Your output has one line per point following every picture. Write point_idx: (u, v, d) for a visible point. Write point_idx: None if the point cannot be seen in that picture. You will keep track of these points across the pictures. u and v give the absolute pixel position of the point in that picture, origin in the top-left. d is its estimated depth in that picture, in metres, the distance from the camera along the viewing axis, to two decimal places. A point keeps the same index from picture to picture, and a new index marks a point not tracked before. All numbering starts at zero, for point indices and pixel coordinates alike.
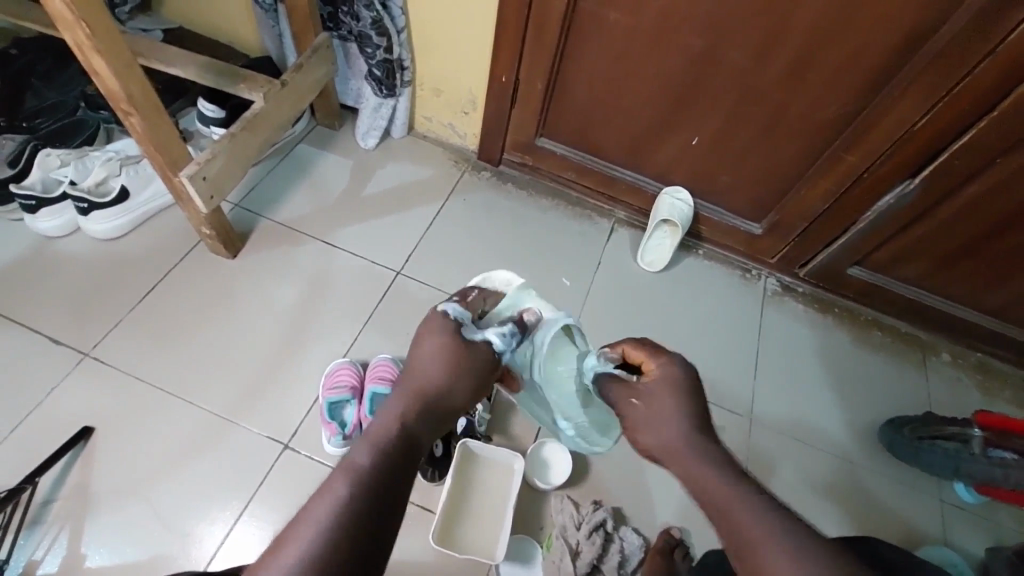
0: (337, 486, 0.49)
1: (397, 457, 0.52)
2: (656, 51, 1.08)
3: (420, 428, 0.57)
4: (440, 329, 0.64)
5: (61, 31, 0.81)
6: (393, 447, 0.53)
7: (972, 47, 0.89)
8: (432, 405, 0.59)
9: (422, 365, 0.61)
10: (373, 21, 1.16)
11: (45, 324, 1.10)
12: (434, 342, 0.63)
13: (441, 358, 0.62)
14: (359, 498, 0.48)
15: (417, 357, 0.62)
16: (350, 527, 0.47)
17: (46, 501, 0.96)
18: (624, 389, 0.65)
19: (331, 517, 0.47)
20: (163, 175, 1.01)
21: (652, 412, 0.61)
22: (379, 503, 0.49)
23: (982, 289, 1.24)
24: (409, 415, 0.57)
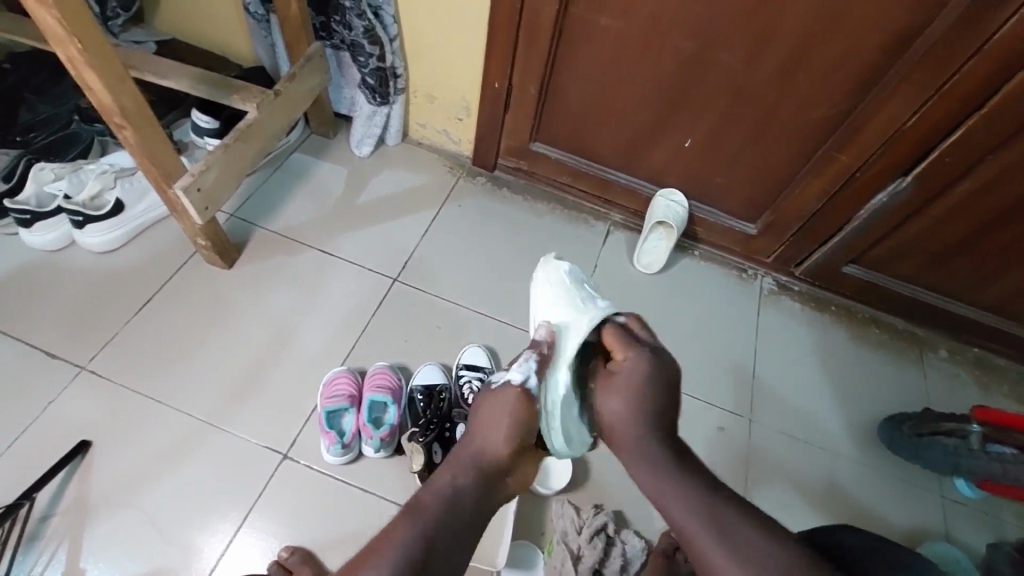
0: (402, 525, 0.60)
1: (453, 521, 0.61)
2: (647, 54, 1.09)
3: (477, 497, 0.65)
4: (512, 396, 0.68)
5: (52, 46, 0.81)
6: (455, 505, 0.63)
7: (959, 45, 0.89)
8: (490, 477, 0.67)
9: (488, 436, 0.68)
10: (365, 29, 1.16)
11: (41, 338, 1.10)
12: (506, 410, 0.68)
13: (507, 432, 0.67)
14: (423, 535, 0.59)
15: (483, 421, 0.69)
16: (415, 562, 0.57)
17: (44, 516, 0.96)
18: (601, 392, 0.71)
19: (399, 553, 0.57)
20: (157, 186, 1.01)
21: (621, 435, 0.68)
22: (437, 552, 0.58)
23: (978, 285, 1.24)
24: (473, 483, 0.65)
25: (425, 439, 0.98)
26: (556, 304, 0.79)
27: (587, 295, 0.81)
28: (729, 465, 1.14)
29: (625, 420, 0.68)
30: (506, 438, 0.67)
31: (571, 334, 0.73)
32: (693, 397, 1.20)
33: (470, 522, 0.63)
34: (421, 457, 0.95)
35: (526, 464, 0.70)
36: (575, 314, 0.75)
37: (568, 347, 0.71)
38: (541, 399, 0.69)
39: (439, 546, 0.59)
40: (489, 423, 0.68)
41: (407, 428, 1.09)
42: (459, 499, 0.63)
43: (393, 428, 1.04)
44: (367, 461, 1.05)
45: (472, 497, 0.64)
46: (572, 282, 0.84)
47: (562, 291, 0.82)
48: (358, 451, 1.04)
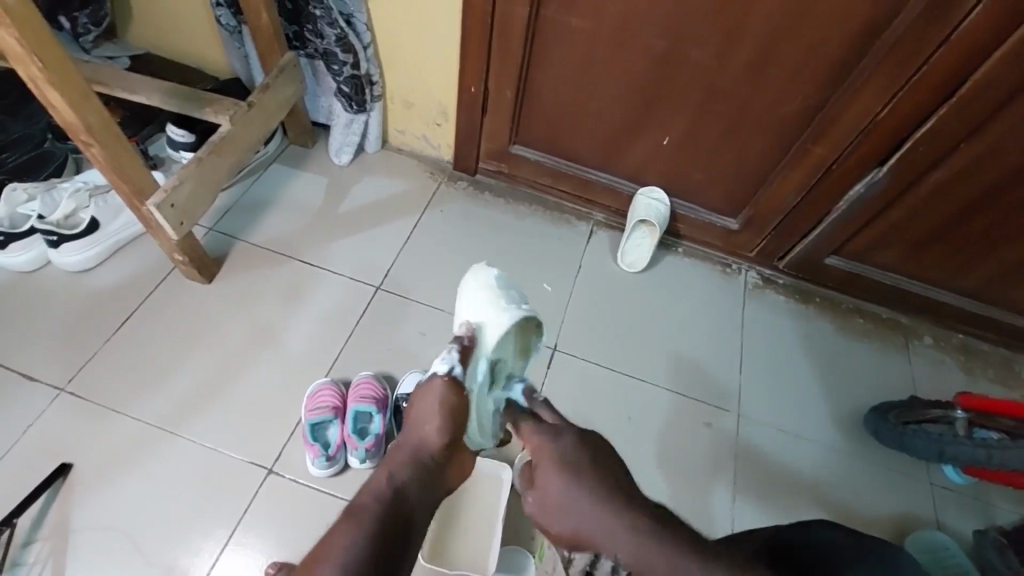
0: (344, 528, 0.58)
1: (392, 516, 0.59)
2: (621, 53, 1.08)
3: (418, 488, 0.63)
4: (440, 385, 0.67)
5: (13, 66, 0.80)
6: (399, 499, 0.62)
7: (928, 33, 0.90)
8: (431, 464, 0.65)
9: (424, 431, 0.66)
10: (337, 37, 1.16)
11: (18, 361, 1.08)
12: (439, 401, 0.66)
13: (441, 425, 0.66)
14: (368, 536, 0.57)
15: (419, 414, 0.67)
16: (359, 564, 0.55)
17: (25, 542, 0.94)
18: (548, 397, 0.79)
19: (337, 565, 0.54)
20: (129, 203, 1.00)
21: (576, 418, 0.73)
22: (386, 550, 0.57)
23: (960, 272, 1.25)
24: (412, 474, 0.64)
25: None
26: (482, 302, 0.75)
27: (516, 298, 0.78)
28: (718, 461, 1.14)
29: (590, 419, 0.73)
30: (441, 430, 0.66)
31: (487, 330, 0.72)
32: (680, 394, 1.20)
33: (417, 517, 0.62)
34: None
35: (462, 458, 0.69)
36: (494, 315, 0.73)
37: (487, 341, 0.71)
38: (465, 384, 0.69)
39: (386, 550, 0.57)
40: (421, 418, 0.67)
41: (393, 437, 1.09)
42: (398, 497, 0.61)
43: (379, 438, 1.03)
44: (353, 473, 1.04)
45: (415, 488, 0.63)
46: (500, 286, 0.80)
47: (489, 291, 0.78)
48: (343, 462, 1.04)
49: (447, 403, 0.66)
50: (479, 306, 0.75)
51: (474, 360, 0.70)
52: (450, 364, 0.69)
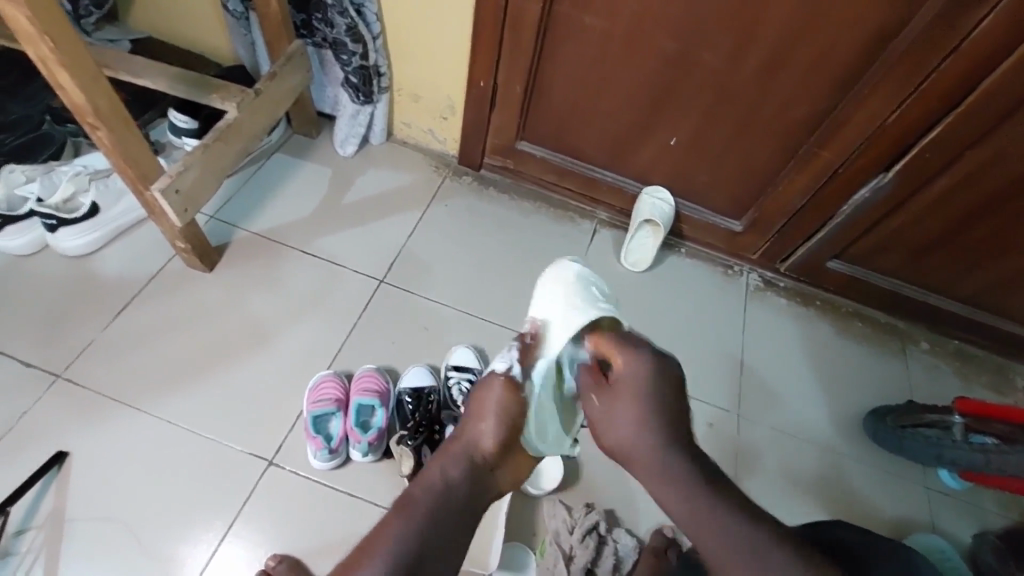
0: (396, 520, 0.64)
1: (451, 505, 0.67)
2: (633, 51, 1.08)
3: (467, 490, 0.69)
4: (496, 386, 0.74)
5: (21, 45, 0.78)
6: (447, 495, 0.68)
7: (940, 42, 0.91)
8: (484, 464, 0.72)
9: (478, 428, 0.73)
10: (347, 27, 1.15)
11: (13, 347, 1.06)
12: (493, 404, 0.73)
13: (494, 425, 0.72)
14: (419, 527, 0.63)
15: (479, 412, 0.74)
16: (405, 553, 0.61)
17: (19, 530, 0.92)
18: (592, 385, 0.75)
19: (393, 544, 0.61)
20: (134, 189, 0.98)
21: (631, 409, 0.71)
22: (432, 546, 0.63)
23: (959, 278, 1.26)
24: (469, 473, 0.70)
25: (414, 441, 0.98)
26: (554, 301, 0.81)
27: (591, 296, 0.81)
28: (719, 462, 1.14)
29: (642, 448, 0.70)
30: (496, 432, 0.72)
31: (554, 328, 0.78)
32: (682, 394, 1.21)
33: (458, 517, 0.67)
34: (410, 461, 0.97)
35: (515, 458, 0.74)
36: (566, 313, 0.78)
37: (552, 342, 0.77)
38: (523, 387, 0.75)
39: (432, 547, 0.63)
40: (479, 416, 0.74)
41: (395, 431, 1.08)
42: (449, 494, 0.68)
43: (382, 431, 1.03)
44: (356, 466, 1.04)
45: (452, 494, 0.68)
46: (580, 282, 0.83)
47: (568, 290, 0.82)
48: (346, 455, 1.03)
49: (501, 406, 0.73)
50: (555, 305, 0.80)
51: (538, 359, 0.76)
52: (510, 363, 0.76)
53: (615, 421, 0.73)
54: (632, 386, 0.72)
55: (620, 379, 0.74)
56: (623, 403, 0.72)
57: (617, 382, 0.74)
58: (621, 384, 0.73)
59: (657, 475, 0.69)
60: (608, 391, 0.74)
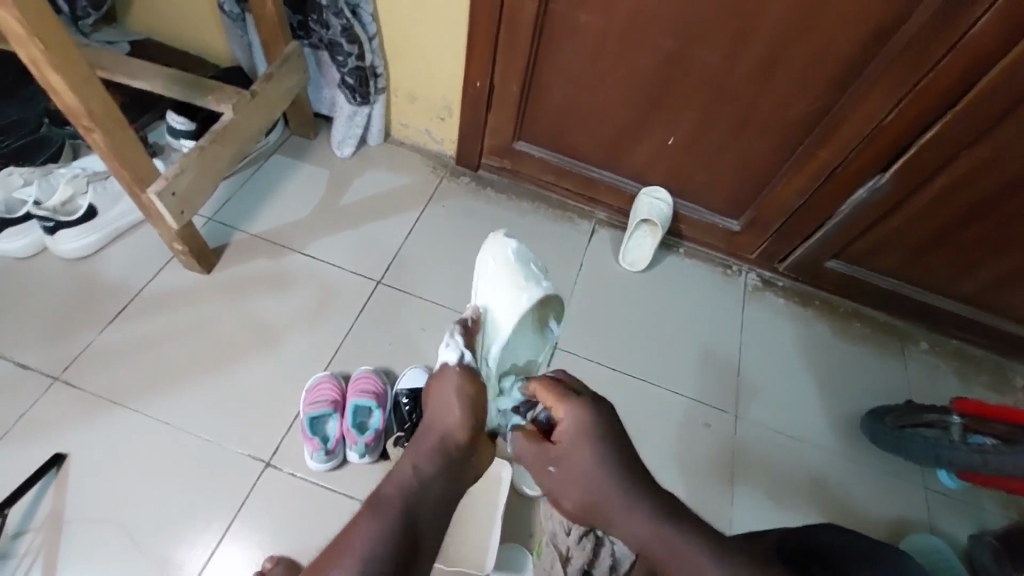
0: (367, 519, 0.59)
1: (423, 497, 0.63)
2: (629, 51, 1.08)
3: (440, 480, 0.65)
4: (450, 376, 0.72)
5: (14, 47, 0.78)
6: (423, 495, 0.63)
7: (938, 39, 0.90)
8: (454, 451, 0.68)
9: (444, 418, 0.70)
10: (343, 28, 1.15)
11: (12, 349, 1.07)
12: (451, 391, 0.71)
13: (460, 411, 0.70)
14: (395, 526, 0.59)
15: (440, 402, 0.71)
16: (382, 557, 0.56)
17: (17, 532, 0.93)
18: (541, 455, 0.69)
19: (365, 546, 0.56)
20: (130, 191, 0.98)
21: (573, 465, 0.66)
22: (406, 544, 0.58)
23: (959, 278, 1.25)
24: (438, 462, 0.66)
25: (411, 443, 1.00)
26: (496, 283, 0.85)
27: (532, 274, 0.87)
28: (717, 463, 1.14)
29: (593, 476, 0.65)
30: (462, 418, 0.70)
31: (496, 312, 0.81)
32: (679, 395, 1.21)
33: (437, 513, 0.63)
34: None
35: (484, 444, 0.72)
36: (510, 293, 0.82)
37: (495, 326, 0.80)
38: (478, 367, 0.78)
39: (410, 541, 0.59)
40: (444, 407, 0.70)
41: (392, 433, 1.08)
42: (425, 486, 0.64)
43: (379, 433, 1.03)
44: (352, 467, 1.04)
45: (420, 485, 0.63)
46: (519, 260, 0.88)
47: (507, 267, 0.87)
48: (342, 457, 1.03)
49: (463, 393, 0.70)
50: (497, 287, 0.84)
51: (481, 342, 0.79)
52: (461, 352, 0.75)
53: (559, 480, 0.67)
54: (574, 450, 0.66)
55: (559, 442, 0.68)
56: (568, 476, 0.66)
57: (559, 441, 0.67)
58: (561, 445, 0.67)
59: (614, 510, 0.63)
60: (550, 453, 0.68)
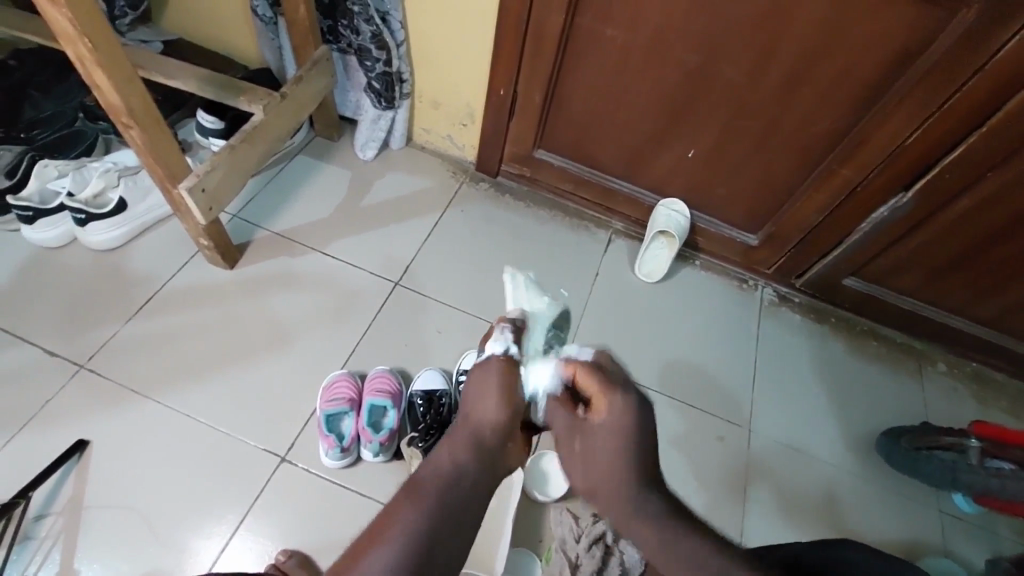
0: (406, 506, 0.56)
1: (462, 488, 0.59)
2: (654, 64, 1.09)
3: (474, 471, 0.61)
4: (495, 366, 0.73)
5: (62, 45, 0.81)
6: (460, 484, 0.60)
7: (963, 61, 0.90)
8: (488, 440, 0.65)
9: (481, 408, 0.68)
10: (373, 34, 1.17)
11: (40, 336, 1.09)
12: (490, 382, 0.71)
13: (498, 401, 0.69)
14: (434, 516, 0.56)
15: (479, 393, 0.70)
16: (417, 544, 0.53)
17: (39, 515, 0.95)
18: (570, 422, 0.70)
19: (404, 534, 0.54)
20: (162, 186, 1.01)
21: (595, 454, 0.66)
22: (441, 534, 0.55)
23: (979, 299, 1.24)
24: (476, 450, 0.64)
25: (425, 444, 1.00)
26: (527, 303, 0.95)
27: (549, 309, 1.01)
28: (728, 476, 1.14)
29: (608, 466, 0.64)
30: (498, 408, 0.68)
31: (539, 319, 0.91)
32: (691, 406, 1.21)
33: (473, 505, 0.59)
34: (421, 461, 0.99)
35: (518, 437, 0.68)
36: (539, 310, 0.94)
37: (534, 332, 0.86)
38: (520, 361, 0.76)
39: (449, 531, 0.56)
40: (478, 399, 0.69)
41: (406, 432, 1.09)
42: (462, 475, 0.60)
43: (392, 432, 1.04)
44: (365, 466, 1.05)
45: (456, 473, 0.60)
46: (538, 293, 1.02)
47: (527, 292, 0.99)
48: (356, 454, 1.04)
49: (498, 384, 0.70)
50: (533, 302, 0.95)
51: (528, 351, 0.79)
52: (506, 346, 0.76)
53: (572, 463, 0.69)
54: (604, 440, 0.66)
55: (594, 421, 0.68)
56: (590, 466, 0.66)
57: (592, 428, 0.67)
58: (597, 425, 0.67)
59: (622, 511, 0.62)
60: (580, 430, 0.69)
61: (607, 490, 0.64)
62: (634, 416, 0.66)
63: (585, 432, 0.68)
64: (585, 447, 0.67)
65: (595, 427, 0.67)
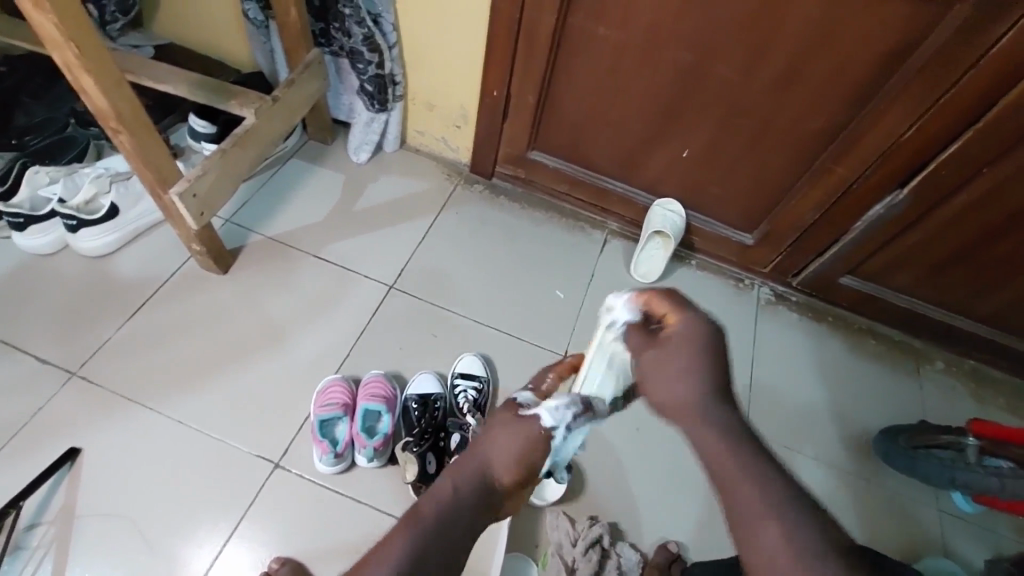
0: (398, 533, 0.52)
1: (456, 528, 0.54)
2: (647, 63, 1.09)
3: (470, 512, 0.56)
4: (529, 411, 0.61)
5: (48, 50, 0.81)
6: (456, 520, 0.55)
7: (957, 58, 0.90)
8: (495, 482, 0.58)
9: (496, 446, 0.59)
10: (365, 36, 1.17)
11: (31, 343, 1.09)
12: (514, 424, 0.60)
13: (515, 447, 0.59)
14: (423, 550, 0.51)
15: (499, 432, 0.60)
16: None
17: (31, 525, 0.94)
18: (643, 339, 0.59)
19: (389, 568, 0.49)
20: (152, 191, 1.00)
21: (667, 369, 0.55)
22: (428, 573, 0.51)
23: (977, 297, 1.24)
24: (479, 490, 0.57)
25: (419, 448, 1.00)
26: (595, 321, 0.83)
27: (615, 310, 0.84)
28: None
29: (683, 373, 0.54)
30: (515, 453, 0.58)
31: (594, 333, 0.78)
32: None
33: (463, 544, 0.54)
34: (415, 466, 0.98)
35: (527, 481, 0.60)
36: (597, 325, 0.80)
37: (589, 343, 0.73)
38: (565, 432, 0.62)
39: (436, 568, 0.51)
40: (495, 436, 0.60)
41: (401, 437, 1.09)
42: (459, 514, 0.55)
43: (387, 437, 1.03)
44: (360, 470, 1.04)
45: (452, 511, 0.55)
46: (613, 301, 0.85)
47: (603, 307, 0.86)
48: (351, 460, 1.03)
49: (522, 426, 0.60)
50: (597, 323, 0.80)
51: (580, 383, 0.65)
52: (560, 424, 0.60)
53: (646, 383, 0.57)
54: (679, 347, 0.55)
55: (670, 339, 0.56)
56: (664, 365, 0.55)
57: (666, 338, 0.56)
58: (671, 342, 0.56)
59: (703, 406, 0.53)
60: (657, 347, 0.57)
61: (681, 390, 0.54)
62: (711, 334, 0.55)
63: (654, 349, 0.57)
64: (662, 354, 0.56)
65: (671, 343, 0.56)
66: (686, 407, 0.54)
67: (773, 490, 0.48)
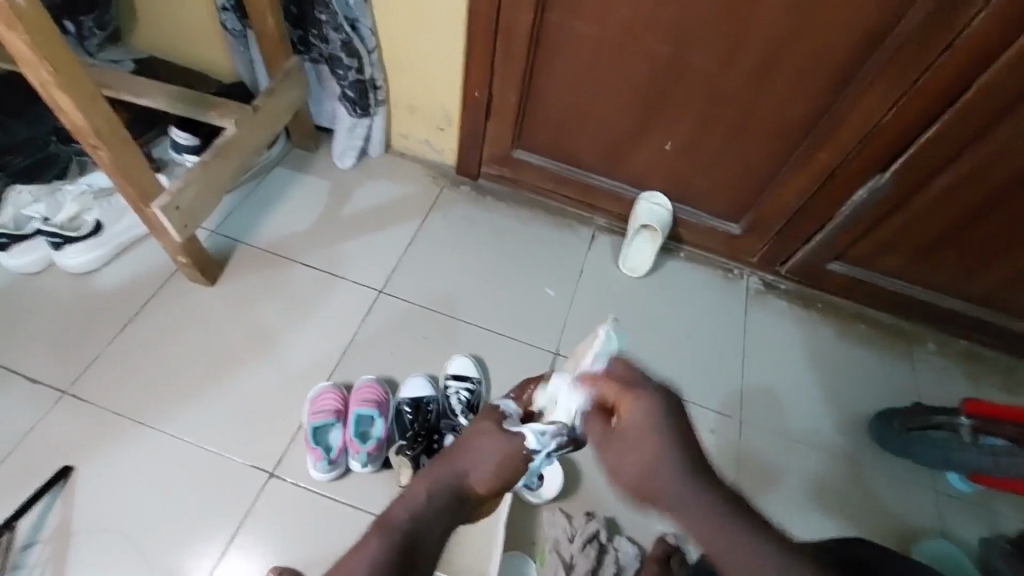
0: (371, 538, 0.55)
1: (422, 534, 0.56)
2: (626, 58, 1.09)
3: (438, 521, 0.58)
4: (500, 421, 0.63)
5: (22, 68, 0.81)
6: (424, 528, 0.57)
7: (931, 40, 0.90)
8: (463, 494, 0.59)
9: (469, 457, 0.60)
10: (343, 42, 1.17)
11: (20, 362, 1.08)
12: (487, 439, 0.61)
13: (487, 463, 0.60)
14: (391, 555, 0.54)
15: (474, 443, 0.61)
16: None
17: (26, 544, 0.94)
18: (600, 433, 0.58)
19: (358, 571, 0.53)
20: (135, 206, 1.00)
21: (637, 452, 0.53)
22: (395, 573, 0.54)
23: (965, 277, 1.24)
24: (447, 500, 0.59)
25: (413, 451, 1.01)
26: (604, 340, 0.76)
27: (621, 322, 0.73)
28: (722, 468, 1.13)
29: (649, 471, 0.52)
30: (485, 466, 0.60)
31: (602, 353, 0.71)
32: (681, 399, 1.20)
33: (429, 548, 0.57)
34: (409, 469, 0.99)
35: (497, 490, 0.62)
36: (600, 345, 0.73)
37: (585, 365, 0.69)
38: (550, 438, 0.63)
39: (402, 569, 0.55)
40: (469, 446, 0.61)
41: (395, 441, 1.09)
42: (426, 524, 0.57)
43: (381, 442, 1.03)
44: (355, 476, 1.04)
45: (428, 511, 0.57)
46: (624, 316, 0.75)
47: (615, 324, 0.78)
48: (345, 466, 1.03)
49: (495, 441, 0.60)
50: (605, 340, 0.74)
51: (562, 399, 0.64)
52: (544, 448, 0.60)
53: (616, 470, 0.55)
54: (638, 440, 0.54)
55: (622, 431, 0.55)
56: (627, 453, 0.54)
57: (622, 434, 0.55)
58: (625, 434, 0.55)
59: (670, 490, 0.51)
60: (613, 442, 0.56)
61: (651, 484, 0.52)
62: (661, 419, 0.54)
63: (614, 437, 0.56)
64: (618, 449, 0.55)
65: (624, 436, 0.55)
66: (653, 486, 0.52)
67: (750, 541, 0.49)
